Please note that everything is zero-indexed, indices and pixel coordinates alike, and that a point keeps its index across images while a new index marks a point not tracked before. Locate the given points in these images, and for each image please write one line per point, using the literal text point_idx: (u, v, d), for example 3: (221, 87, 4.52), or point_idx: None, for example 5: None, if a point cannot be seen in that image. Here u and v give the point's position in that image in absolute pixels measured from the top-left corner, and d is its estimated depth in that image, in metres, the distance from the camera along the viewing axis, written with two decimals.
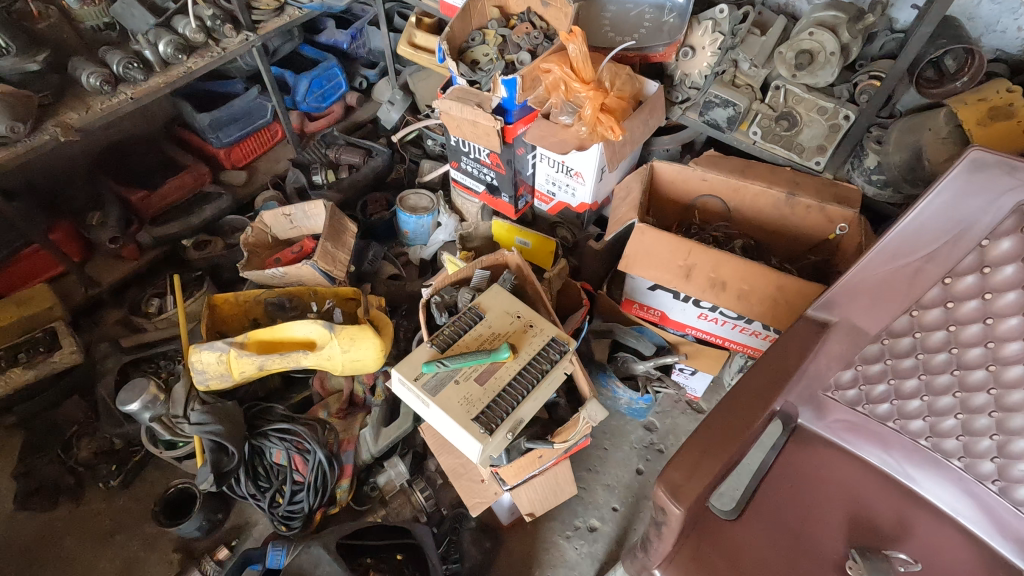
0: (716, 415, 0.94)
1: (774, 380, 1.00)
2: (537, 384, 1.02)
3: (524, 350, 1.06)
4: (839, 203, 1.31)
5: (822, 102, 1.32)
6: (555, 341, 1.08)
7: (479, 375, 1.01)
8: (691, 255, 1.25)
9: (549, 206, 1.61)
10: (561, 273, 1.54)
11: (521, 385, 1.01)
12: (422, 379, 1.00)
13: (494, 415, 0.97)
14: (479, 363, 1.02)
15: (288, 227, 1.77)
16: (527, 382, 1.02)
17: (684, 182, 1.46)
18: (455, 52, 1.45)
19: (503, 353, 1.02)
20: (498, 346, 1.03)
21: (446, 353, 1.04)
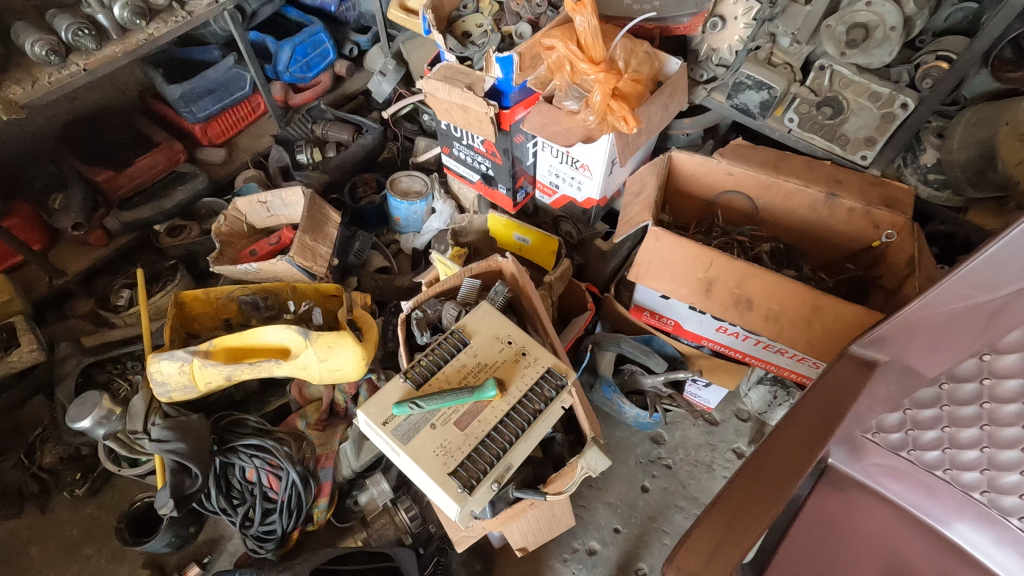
0: (741, 475, 0.78)
1: (830, 421, 0.82)
2: (528, 427, 0.87)
3: (514, 385, 0.91)
4: (886, 207, 1.13)
5: (875, 87, 1.12)
6: (551, 373, 0.92)
7: (460, 418, 0.87)
8: (712, 267, 1.08)
9: (552, 199, 1.42)
10: (564, 275, 1.37)
11: (510, 430, 0.87)
12: (393, 423, 0.86)
13: (475, 468, 0.83)
14: (460, 404, 0.87)
15: (265, 215, 1.61)
16: (517, 426, 0.87)
17: (706, 176, 1.28)
18: (445, 22, 1.27)
19: (489, 392, 0.87)
20: (483, 383, 0.88)
21: (423, 389, 0.90)
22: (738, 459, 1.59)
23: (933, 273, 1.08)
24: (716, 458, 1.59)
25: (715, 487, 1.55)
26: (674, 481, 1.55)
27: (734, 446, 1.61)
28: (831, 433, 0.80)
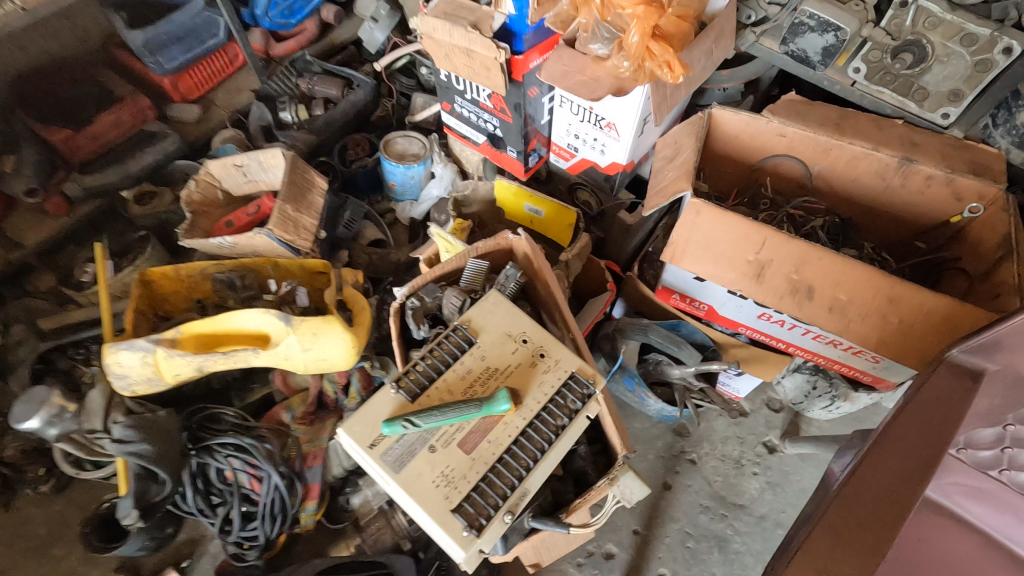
0: (831, 514, 0.66)
1: (926, 455, 0.67)
2: (549, 450, 0.72)
3: (531, 396, 0.75)
4: (975, 174, 0.94)
5: (971, 26, 0.91)
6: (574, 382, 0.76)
7: (465, 439, 0.71)
8: (765, 248, 0.91)
9: (570, 164, 1.22)
10: (582, 252, 1.20)
11: (527, 453, 0.71)
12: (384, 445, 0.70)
13: (484, 504, 0.68)
14: (466, 420, 0.72)
15: (241, 181, 1.42)
16: (534, 449, 0.71)
17: (753, 138, 1.09)
18: None
19: (501, 406, 0.71)
20: (494, 395, 0.72)
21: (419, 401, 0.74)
22: (769, 453, 1.44)
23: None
24: (745, 452, 1.45)
25: (744, 485, 1.41)
26: (698, 478, 1.41)
27: (764, 440, 1.46)
28: (930, 471, 0.65)
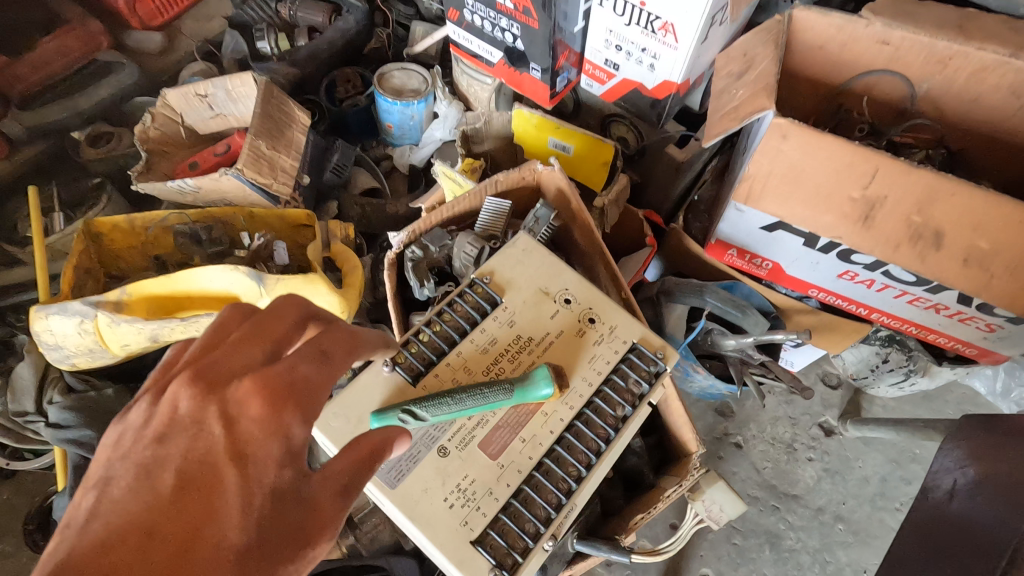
0: None
1: None
2: (596, 460, 0.60)
3: (572, 383, 0.62)
4: None
5: None
6: (626, 368, 0.64)
7: (488, 438, 0.60)
8: (877, 180, 0.69)
9: (606, 88, 0.99)
10: (620, 197, 0.98)
11: (566, 464, 0.60)
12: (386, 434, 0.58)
13: (517, 533, 0.57)
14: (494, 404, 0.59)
15: (207, 115, 1.18)
16: (578, 459, 0.60)
17: (846, 50, 0.84)
18: None
19: (544, 391, 0.58)
20: (531, 376, 0.59)
21: (429, 382, 0.62)
22: (826, 436, 1.25)
23: None
24: (798, 435, 1.25)
25: (798, 472, 1.22)
26: (745, 464, 1.22)
27: (820, 421, 1.27)
28: None
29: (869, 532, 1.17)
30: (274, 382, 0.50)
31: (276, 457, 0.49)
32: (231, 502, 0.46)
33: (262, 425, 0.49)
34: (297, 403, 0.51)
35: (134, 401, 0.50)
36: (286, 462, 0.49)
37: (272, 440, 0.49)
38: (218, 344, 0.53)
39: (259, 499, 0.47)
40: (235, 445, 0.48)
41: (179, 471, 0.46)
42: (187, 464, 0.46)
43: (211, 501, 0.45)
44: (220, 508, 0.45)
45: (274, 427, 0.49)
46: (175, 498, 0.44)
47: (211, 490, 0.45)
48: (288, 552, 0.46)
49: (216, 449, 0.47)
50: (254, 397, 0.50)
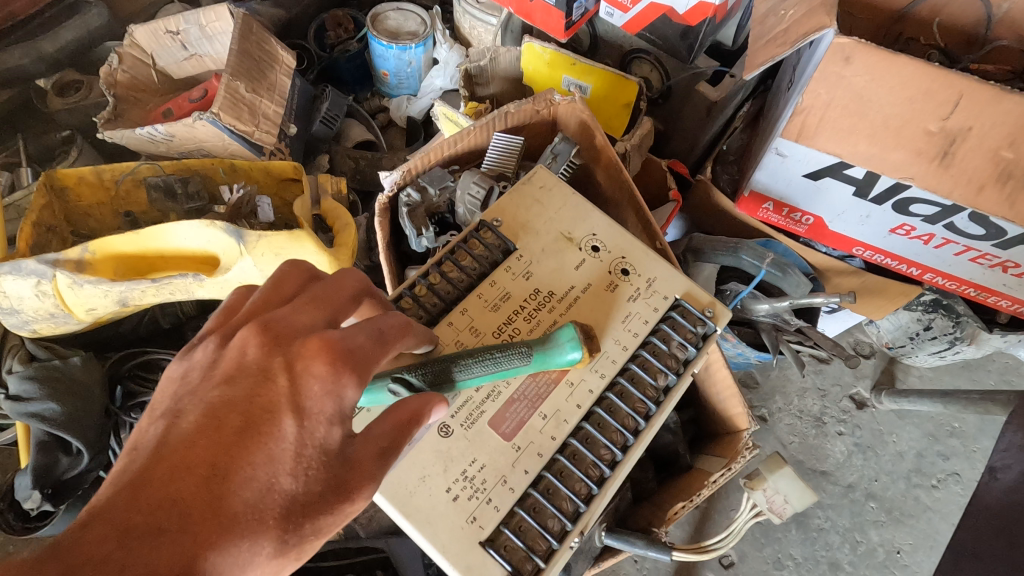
0: None
1: None
2: (632, 441, 0.52)
3: (603, 347, 0.54)
4: None
5: None
6: (666, 331, 0.55)
7: (497, 415, 0.52)
8: (960, 108, 0.58)
9: (628, 17, 0.87)
10: (644, 142, 0.87)
11: (596, 447, 0.52)
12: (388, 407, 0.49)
13: (535, 534, 0.49)
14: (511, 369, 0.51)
15: (180, 57, 1.07)
16: (606, 441, 0.52)
17: None
18: None
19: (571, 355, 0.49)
20: (555, 339, 0.50)
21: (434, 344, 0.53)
22: (857, 409, 1.16)
23: None
24: (827, 408, 1.16)
25: (827, 447, 1.13)
26: (770, 439, 1.14)
27: (852, 393, 1.17)
28: None
29: (903, 510, 1.08)
30: (339, 346, 0.39)
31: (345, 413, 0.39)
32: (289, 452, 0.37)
33: (325, 386, 0.38)
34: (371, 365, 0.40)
35: (199, 340, 0.41)
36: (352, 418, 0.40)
37: (331, 399, 0.38)
38: (281, 301, 0.43)
39: (318, 452, 0.38)
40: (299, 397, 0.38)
41: (239, 407, 0.37)
42: (249, 403, 0.37)
43: (269, 447, 0.36)
44: (274, 457, 0.36)
45: (336, 387, 0.38)
46: (233, 436, 0.36)
47: (271, 437, 0.36)
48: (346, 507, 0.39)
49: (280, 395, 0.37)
50: (318, 355, 0.38)
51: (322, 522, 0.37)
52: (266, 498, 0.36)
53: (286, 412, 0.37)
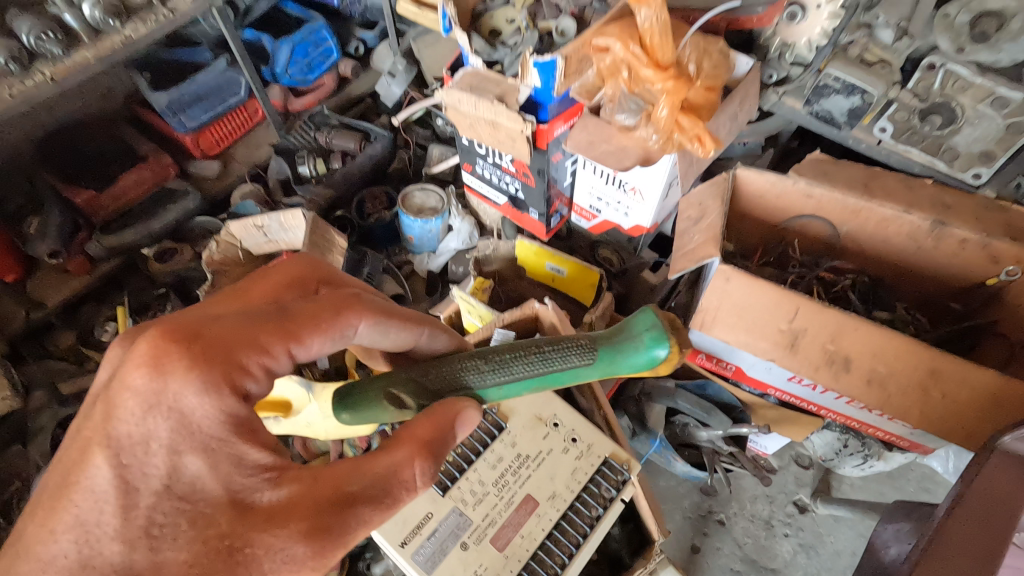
0: None
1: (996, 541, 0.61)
2: (578, 548, 0.79)
3: (559, 491, 0.82)
4: (1012, 238, 0.92)
5: (1003, 91, 0.87)
6: (600, 478, 0.83)
7: (498, 534, 0.78)
8: (799, 317, 0.88)
9: (592, 223, 1.21)
10: (607, 312, 1.18)
11: (553, 556, 0.78)
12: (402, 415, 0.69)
13: None
14: (573, 371, 0.63)
15: (262, 240, 1.42)
16: (563, 549, 0.79)
17: (779, 199, 1.07)
18: (467, 17, 0.95)
19: (655, 353, 0.59)
20: (638, 331, 0.59)
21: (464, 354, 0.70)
22: (800, 513, 1.39)
23: None
24: (775, 512, 1.39)
25: (776, 547, 1.35)
26: (728, 540, 1.36)
27: (795, 499, 1.41)
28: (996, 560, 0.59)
29: None
30: (155, 354, 0.55)
31: (206, 439, 0.56)
32: (115, 518, 0.53)
33: (148, 400, 0.55)
34: (243, 363, 0.58)
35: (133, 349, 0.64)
36: (212, 449, 0.56)
37: (151, 417, 0.55)
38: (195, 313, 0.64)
39: (147, 499, 0.54)
40: (110, 431, 0.55)
41: (66, 482, 0.54)
42: (70, 481, 0.54)
43: (83, 500, 0.54)
44: (101, 527, 0.53)
45: (156, 403, 0.55)
46: (54, 513, 0.54)
47: (86, 484, 0.54)
48: (277, 571, 0.54)
49: (105, 456, 0.54)
50: (134, 371, 0.55)
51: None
52: (87, 567, 0.52)
53: (107, 473, 0.54)
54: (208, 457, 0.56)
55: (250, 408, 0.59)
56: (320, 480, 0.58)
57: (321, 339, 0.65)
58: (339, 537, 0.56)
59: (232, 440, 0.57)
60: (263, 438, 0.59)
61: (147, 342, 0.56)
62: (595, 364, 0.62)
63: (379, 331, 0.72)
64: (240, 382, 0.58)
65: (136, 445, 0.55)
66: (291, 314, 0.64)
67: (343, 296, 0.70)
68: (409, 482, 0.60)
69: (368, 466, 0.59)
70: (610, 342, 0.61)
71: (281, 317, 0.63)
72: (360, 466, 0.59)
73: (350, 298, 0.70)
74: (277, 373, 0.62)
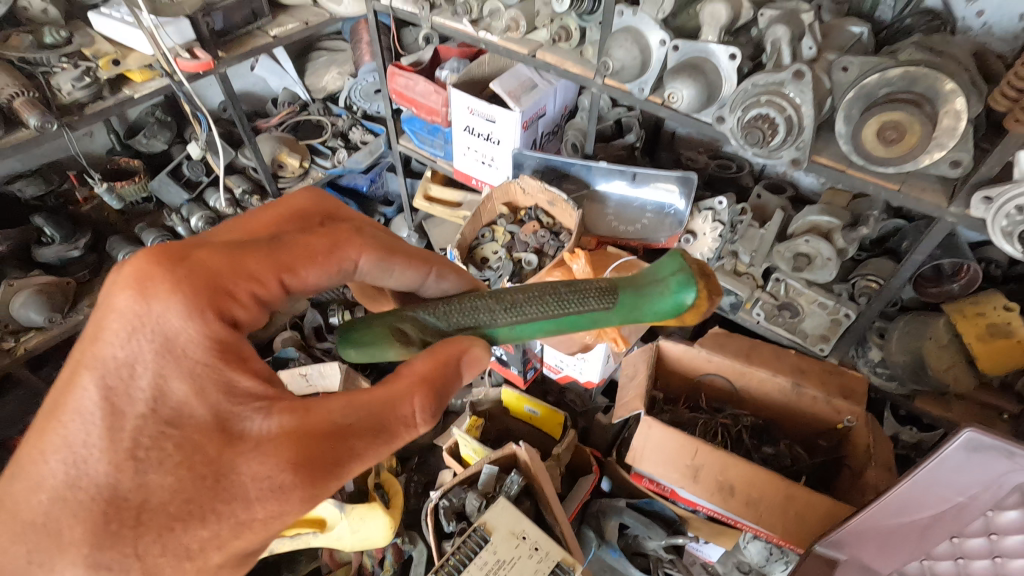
0: None
1: None
2: None
3: None
4: (845, 396, 1.30)
5: (822, 299, 1.33)
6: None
7: None
8: (698, 456, 1.26)
9: (559, 375, 1.60)
10: (572, 444, 1.51)
11: None
12: (403, 348, 0.81)
13: None
14: (597, 311, 0.77)
15: (303, 385, 1.72)
16: None
17: (691, 361, 1.46)
18: (465, 250, 1.52)
19: (677, 299, 0.73)
20: (664, 280, 0.74)
21: (491, 294, 0.82)
22: None
23: (888, 460, 1.23)
24: None
25: None
26: None
27: None
28: None
29: None
30: (143, 281, 0.63)
31: (192, 364, 0.63)
32: (101, 439, 0.59)
33: (134, 324, 0.62)
34: (231, 290, 0.67)
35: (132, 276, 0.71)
36: (197, 373, 0.63)
37: (137, 336, 0.62)
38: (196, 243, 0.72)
39: (129, 418, 0.60)
40: (98, 349, 0.62)
41: (57, 405, 0.61)
42: (61, 404, 0.61)
43: (71, 421, 0.60)
44: (86, 449, 0.59)
45: (142, 324, 0.62)
46: (44, 436, 0.60)
47: (75, 401, 0.60)
48: (260, 498, 0.58)
49: (93, 378, 0.61)
50: (126, 291, 0.63)
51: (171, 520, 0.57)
52: (74, 488, 0.58)
53: (95, 396, 0.60)
54: (193, 380, 0.62)
55: (233, 334, 0.66)
56: (311, 413, 0.63)
57: (316, 272, 0.75)
58: (333, 467, 0.61)
59: (220, 367, 0.64)
60: (253, 368, 0.66)
61: (136, 268, 0.64)
62: (625, 304, 0.76)
63: (377, 267, 0.82)
64: (226, 309, 0.66)
65: (122, 368, 0.62)
66: (286, 246, 0.73)
67: (342, 232, 0.79)
68: (407, 418, 0.66)
69: (367, 398, 0.65)
70: (642, 286, 0.76)
71: (276, 250, 0.72)
72: (358, 400, 0.65)
73: (348, 236, 0.79)
74: (265, 301, 0.70)
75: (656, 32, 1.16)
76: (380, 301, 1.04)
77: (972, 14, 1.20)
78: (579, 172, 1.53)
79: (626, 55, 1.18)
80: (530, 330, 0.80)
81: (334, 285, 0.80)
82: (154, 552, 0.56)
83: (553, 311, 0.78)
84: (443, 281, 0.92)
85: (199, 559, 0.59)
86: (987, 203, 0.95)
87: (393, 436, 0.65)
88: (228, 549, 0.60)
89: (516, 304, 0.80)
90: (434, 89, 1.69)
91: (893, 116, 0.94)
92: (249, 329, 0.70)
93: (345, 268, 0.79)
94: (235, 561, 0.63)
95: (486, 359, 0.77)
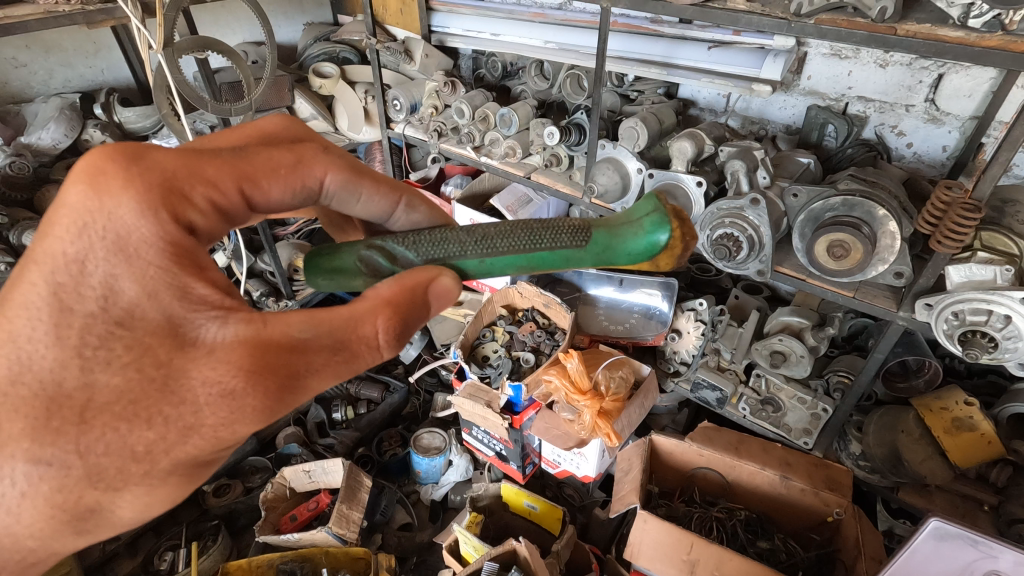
0: None
1: None
2: None
3: None
4: (830, 489, 1.34)
5: (800, 394, 1.43)
6: None
7: None
8: (693, 549, 1.29)
9: (557, 470, 1.64)
10: (570, 540, 1.52)
11: None
12: (371, 279, 0.76)
13: None
14: (567, 252, 0.73)
15: (306, 480, 1.76)
16: None
17: (683, 454, 1.51)
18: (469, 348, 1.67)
19: (656, 239, 0.69)
20: (641, 218, 0.70)
21: (461, 227, 0.77)
22: None
23: (878, 553, 1.23)
24: None
25: None
26: None
27: None
28: None
29: None
30: (92, 176, 0.58)
31: (144, 266, 0.57)
32: (47, 336, 0.54)
33: (81, 222, 0.57)
34: (186, 193, 0.63)
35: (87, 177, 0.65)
36: (149, 276, 0.57)
37: (83, 235, 0.56)
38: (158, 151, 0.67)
39: (77, 320, 0.55)
40: (40, 249, 0.56)
41: (3, 301, 0.56)
42: (6, 299, 0.55)
43: (11, 322, 0.54)
44: (31, 345, 0.54)
45: (89, 225, 0.57)
46: None
47: (18, 298, 0.55)
48: (211, 403, 0.55)
49: (41, 274, 0.55)
50: (73, 186, 0.58)
51: (119, 433, 0.53)
52: (15, 384, 0.53)
53: (42, 291, 0.55)
54: (144, 283, 0.57)
55: (191, 240, 0.61)
56: (270, 325, 0.59)
57: (279, 186, 0.71)
58: (289, 380, 0.58)
59: (175, 271, 0.59)
60: (209, 277, 0.61)
61: (88, 162, 0.59)
62: (597, 243, 0.72)
63: (344, 188, 0.78)
64: (181, 212, 0.62)
65: (71, 265, 0.56)
66: (248, 157, 0.69)
67: (307, 150, 0.75)
68: (369, 337, 0.62)
69: (325, 315, 0.61)
70: (615, 227, 0.72)
71: (237, 159, 0.68)
72: (317, 316, 0.61)
73: (313, 154, 0.75)
74: (223, 209, 0.66)
75: (633, 161, 1.38)
76: (347, 232, 0.99)
77: (904, 145, 1.41)
78: (572, 278, 1.79)
79: (609, 181, 1.41)
80: (501, 265, 0.75)
81: (297, 204, 0.76)
82: (97, 451, 0.53)
83: (524, 246, 0.73)
84: (414, 212, 0.87)
85: (146, 463, 0.54)
86: (929, 308, 1.07)
87: (355, 356, 0.62)
88: (177, 456, 0.55)
89: (487, 236, 0.74)
90: (440, 203, 1.87)
91: (839, 236, 1.09)
92: (208, 239, 0.65)
93: (309, 187, 0.74)
94: (187, 469, 0.57)
95: (456, 294, 0.72)
